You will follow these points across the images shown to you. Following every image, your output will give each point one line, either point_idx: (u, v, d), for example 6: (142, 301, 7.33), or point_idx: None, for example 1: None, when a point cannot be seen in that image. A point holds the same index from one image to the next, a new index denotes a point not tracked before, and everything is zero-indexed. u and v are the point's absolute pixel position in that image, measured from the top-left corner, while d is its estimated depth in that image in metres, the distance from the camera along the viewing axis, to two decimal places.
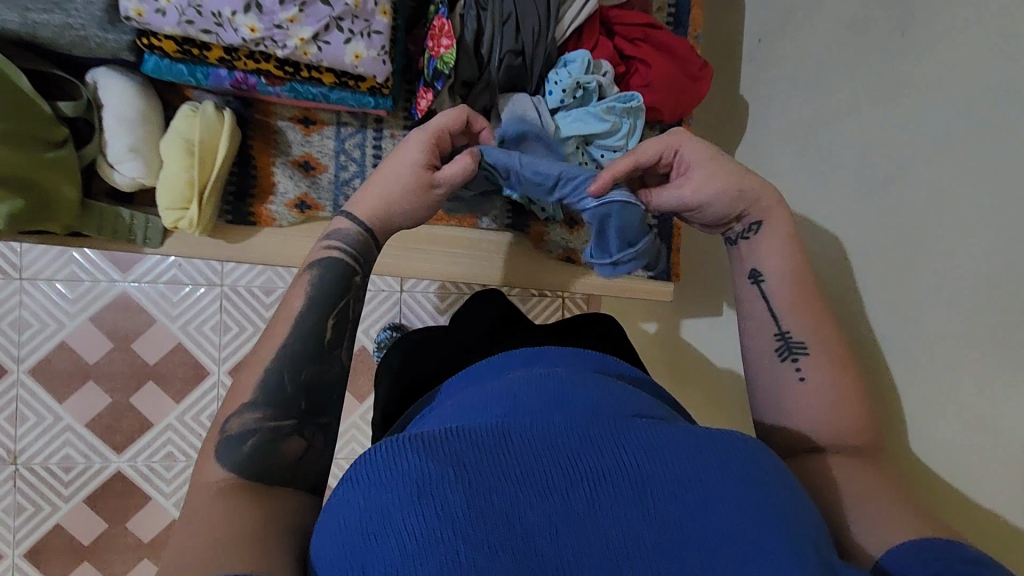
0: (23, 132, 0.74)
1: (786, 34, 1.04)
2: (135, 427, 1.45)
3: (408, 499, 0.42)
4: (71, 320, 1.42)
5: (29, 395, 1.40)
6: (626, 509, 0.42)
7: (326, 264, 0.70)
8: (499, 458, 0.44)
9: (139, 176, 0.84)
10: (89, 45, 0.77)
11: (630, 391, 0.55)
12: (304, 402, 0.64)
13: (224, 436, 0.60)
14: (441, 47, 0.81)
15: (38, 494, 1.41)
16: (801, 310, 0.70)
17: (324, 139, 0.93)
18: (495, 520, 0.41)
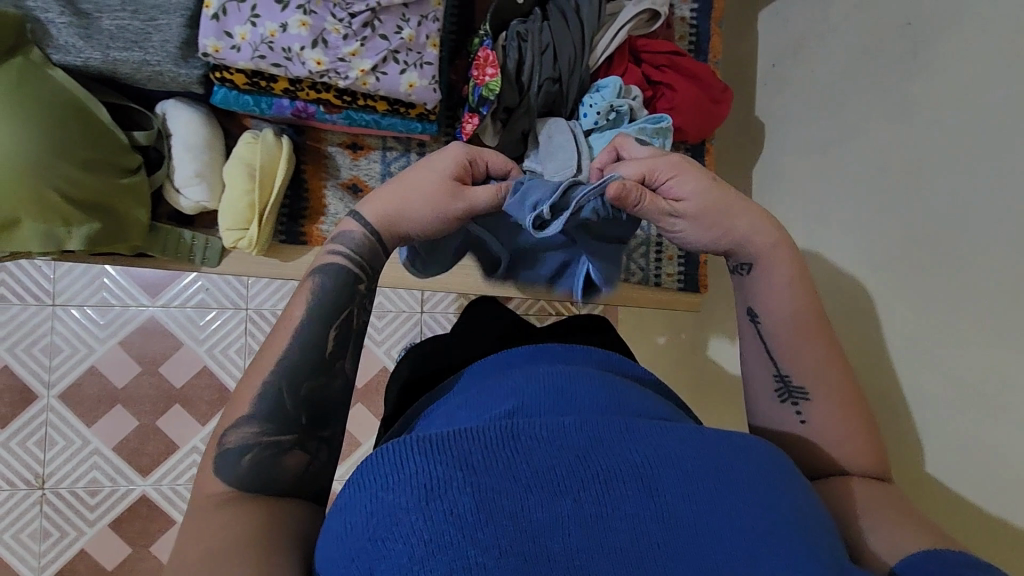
0: (101, 159, 0.81)
1: (798, 60, 1.11)
2: (160, 450, 1.36)
3: (415, 502, 0.40)
4: (101, 345, 1.35)
5: (59, 420, 1.32)
6: (637, 509, 0.41)
7: (327, 270, 0.64)
8: (508, 459, 0.42)
9: (203, 199, 0.89)
10: (164, 79, 0.84)
11: (633, 392, 0.56)
12: (305, 416, 0.58)
13: (222, 448, 0.55)
14: (486, 76, 0.87)
15: (62, 518, 1.31)
16: (799, 346, 0.64)
17: (371, 163, 0.99)
18: (503, 523, 0.39)
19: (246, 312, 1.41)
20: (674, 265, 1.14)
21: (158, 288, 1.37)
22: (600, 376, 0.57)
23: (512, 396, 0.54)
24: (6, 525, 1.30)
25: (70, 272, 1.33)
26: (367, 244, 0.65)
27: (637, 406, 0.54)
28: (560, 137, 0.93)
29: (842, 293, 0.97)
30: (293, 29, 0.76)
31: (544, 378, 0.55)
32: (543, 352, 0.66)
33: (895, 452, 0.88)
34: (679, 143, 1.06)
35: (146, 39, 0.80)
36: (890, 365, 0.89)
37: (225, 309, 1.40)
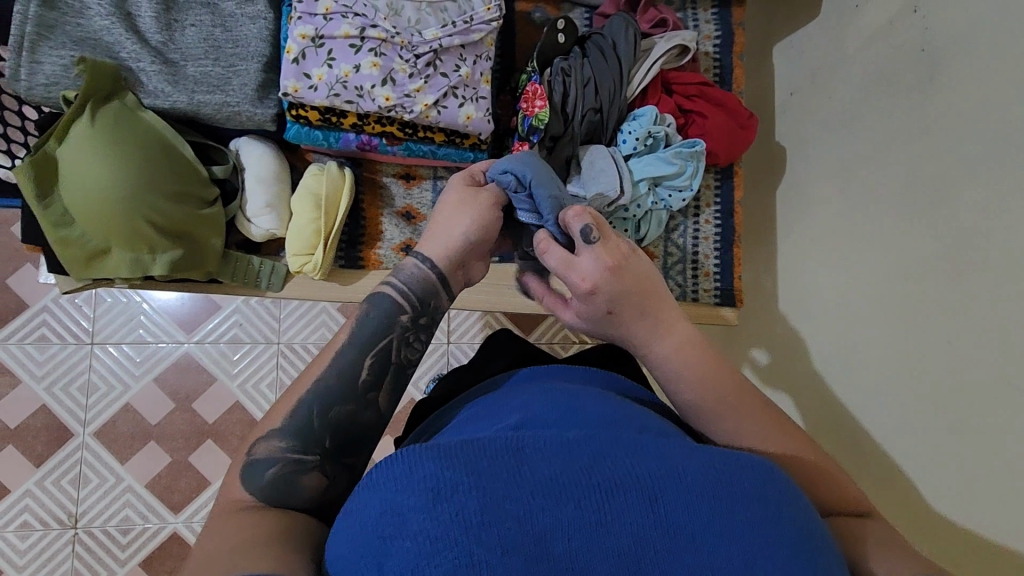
0: (183, 191, 0.87)
1: (816, 89, 1.18)
2: (191, 487, 1.38)
3: (422, 503, 0.41)
4: (136, 382, 1.39)
5: (94, 457, 1.36)
6: (636, 518, 0.42)
7: (379, 303, 0.66)
8: (513, 467, 0.43)
9: (273, 228, 0.95)
10: (240, 118, 0.91)
11: (639, 414, 0.59)
12: (329, 440, 0.60)
13: (251, 459, 0.58)
14: (534, 108, 0.95)
15: (93, 558, 1.33)
16: (720, 406, 0.66)
17: (423, 191, 1.05)
18: (508, 525, 0.40)
19: (278, 345, 1.45)
20: (711, 282, 1.15)
21: (192, 324, 1.42)
22: (607, 402, 0.60)
23: (517, 412, 0.58)
24: (40, 565, 1.32)
25: (111, 312, 1.39)
26: (429, 278, 0.68)
27: (637, 422, 0.57)
28: (601, 162, 0.99)
29: (875, 304, 1.01)
30: (365, 70, 0.83)
31: (548, 400, 0.60)
32: (546, 371, 0.73)
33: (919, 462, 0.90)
34: (709, 166, 1.12)
35: (228, 83, 0.89)
36: (921, 371, 0.91)
37: (257, 343, 1.44)
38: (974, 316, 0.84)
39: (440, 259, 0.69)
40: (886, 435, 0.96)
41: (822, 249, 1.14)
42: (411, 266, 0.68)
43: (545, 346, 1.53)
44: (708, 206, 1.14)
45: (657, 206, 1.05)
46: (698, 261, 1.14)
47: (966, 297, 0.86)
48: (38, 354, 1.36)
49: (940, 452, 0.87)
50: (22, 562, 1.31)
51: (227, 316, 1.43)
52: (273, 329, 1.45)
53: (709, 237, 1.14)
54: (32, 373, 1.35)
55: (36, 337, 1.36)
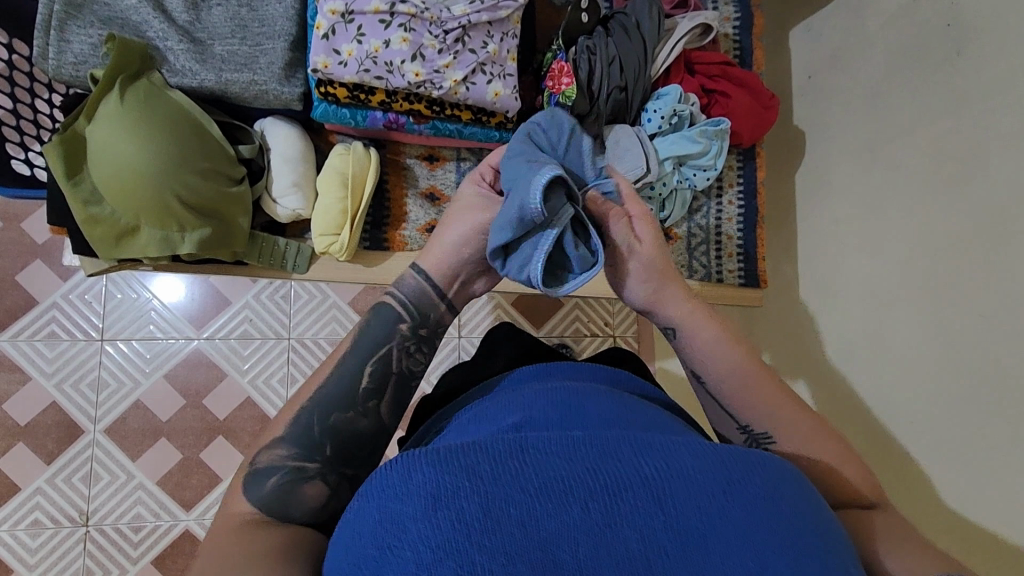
0: (212, 169, 0.87)
1: (836, 71, 1.18)
2: (203, 483, 1.37)
3: (421, 511, 0.41)
4: (146, 378, 1.38)
5: (104, 454, 1.34)
6: (648, 520, 0.41)
7: (379, 312, 0.68)
8: (514, 470, 0.43)
9: (299, 207, 0.95)
10: (268, 97, 0.90)
11: (649, 411, 0.59)
12: (330, 447, 0.60)
13: (253, 469, 0.59)
14: (562, 84, 0.95)
15: (104, 556, 1.31)
16: (739, 393, 0.66)
17: (446, 172, 1.05)
18: (510, 532, 0.40)
19: (289, 340, 1.44)
20: (734, 263, 1.15)
21: (202, 320, 1.41)
22: (616, 398, 0.59)
23: (519, 410, 0.57)
24: (50, 564, 1.30)
25: (121, 308, 1.38)
26: (426, 293, 0.69)
27: (643, 420, 0.56)
28: (627, 141, 1.00)
29: (899, 283, 1.00)
30: (395, 45, 0.83)
31: (553, 397, 0.58)
32: (546, 369, 0.70)
33: (945, 444, 0.90)
34: (731, 148, 1.12)
35: (255, 61, 0.88)
36: (949, 349, 0.90)
37: (267, 339, 1.43)
38: (1003, 292, 0.84)
39: (436, 274, 0.69)
40: (910, 419, 0.95)
41: (839, 235, 1.14)
42: (410, 275, 0.69)
43: (557, 339, 1.51)
44: (731, 186, 1.13)
45: (681, 184, 1.06)
46: (720, 244, 1.14)
47: (994, 275, 0.86)
48: (47, 351, 1.35)
49: (964, 434, 0.87)
50: (32, 561, 1.30)
51: (238, 311, 1.42)
52: (283, 324, 1.44)
53: (732, 218, 1.14)
54: (42, 370, 1.34)
55: (45, 333, 1.35)
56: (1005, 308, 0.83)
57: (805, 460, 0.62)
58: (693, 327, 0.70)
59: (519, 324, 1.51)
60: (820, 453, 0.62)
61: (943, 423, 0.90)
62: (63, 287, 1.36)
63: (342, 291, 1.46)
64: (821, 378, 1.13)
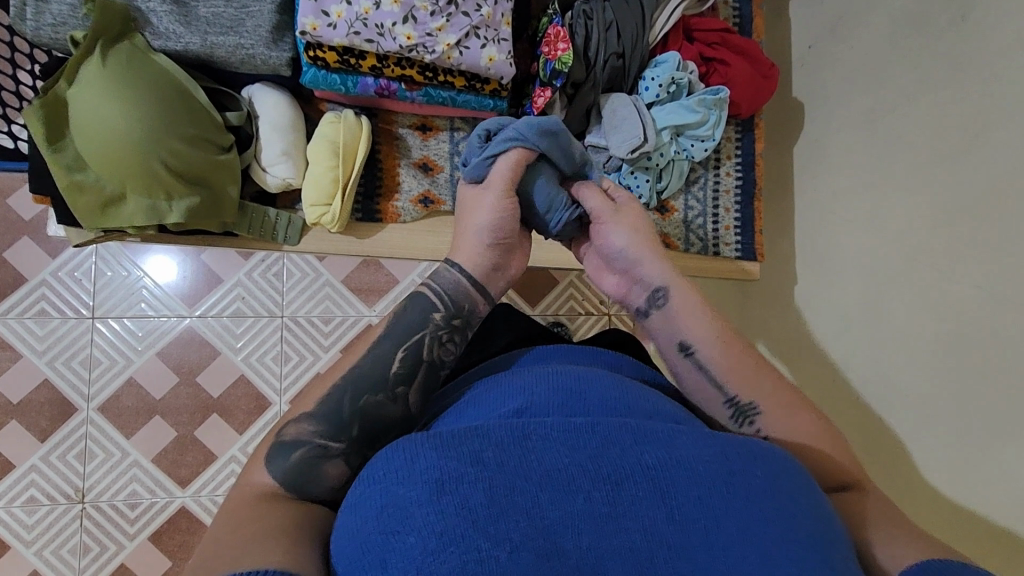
0: (199, 136, 0.84)
1: (836, 41, 1.16)
2: (199, 461, 1.37)
3: (427, 497, 0.44)
4: (139, 356, 1.36)
5: (99, 432, 1.34)
6: (649, 510, 0.45)
7: (413, 301, 0.67)
8: (519, 459, 0.47)
9: (289, 176, 0.93)
10: (255, 62, 0.88)
11: (650, 393, 0.61)
12: (356, 429, 0.60)
13: (279, 441, 0.59)
14: (557, 51, 0.91)
15: (102, 532, 1.32)
16: (730, 367, 0.66)
17: (440, 142, 1.03)
18: (515, 519, 0.44)
19: (282, 319, 1.43)
20: (731, 235, 1.13)
21: (194, 298, 1.40)
22: (619, 381, 0.61)
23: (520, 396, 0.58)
24: (48, 541, 1.30)
25: (112, 286, 1.36)
26: (461, 284, 0.68)
27: (648, 407, 0.58)
28: (623, 110, 0.98)
29: (899, 255, 0.99)
30: (386, 7, 0.81)
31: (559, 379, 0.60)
32: (549, 353, 0.70)
33: (943, 415, 0.90)
34: (730, 118, 1.11)
35: (240, 24, 0.85)
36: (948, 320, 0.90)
37: (261, 317, 1.42)
38: (1004, 260, 0.83)
39: (470, 264, 0.69)
40: (907, 392, 0.95)
41: (836, 209, 1.14)
42: (443, 271, 0.69)
43: (552, 317, 1.51)
44: (729, 158, 1.12)
45: (679, 155, 1.04)
46: (718, 218, 1.12)
47: (994, 245, 0.85)
48: (38, 329, 1.33)
49: (960, 407, 0.87)
50: (30, 537, 1.30)
51: (230, 288, 1.41)
52: (276, 301, 1.43)
53: (730, 189, 1.12)
54: (33, 348, 1.33)
55: (35, 311, 1.33)
56: (999, 278, 0.84)
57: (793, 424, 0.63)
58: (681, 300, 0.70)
59: (513, 302, 1.50)
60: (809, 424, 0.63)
61: (938, 397, 0.91)
62: (51, 264, 1.34)
63: (335, 268, 1.45)
64: (817, 352, 1.13)
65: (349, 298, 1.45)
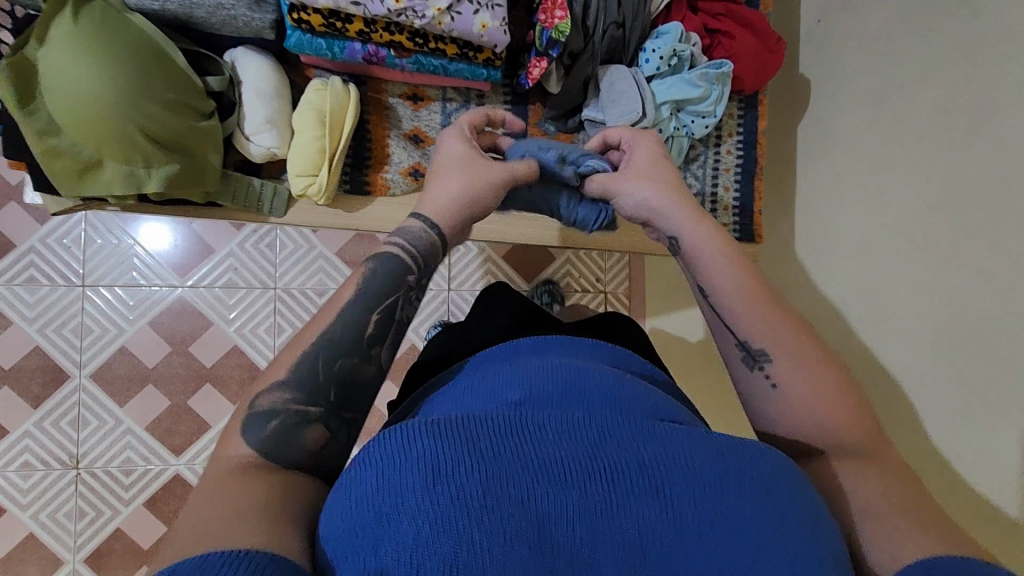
0: (179, 101, 0.81)
1: (845, 14, 1.12)
2: (193, 430, 1.37)
3: (420, 483, 0.42)
4: (131, 325, 1.35)
5: (91, 399, 1.33)
6: (644, 509, 0.43)
7: (386, 259, 0.66)
8: (515, 448, 0.44)
9: (274, 145, 0.89)
10: (237, 24, 0.84)
11: (650, 392, 0.60)
12: (334, 393, 0.59)
13: (252, 411, 0.56)
14: (554, 18, 0.87)
15: (97, 497, 1.32)
16: (745, 310, 0.65)
17: (431, 113, 0.99)
18: (510, 510, 0.42)
19: (275, 291, 1.41)
20: (730, 216, 1.10)
21: (186, 268, 1.37)
22: (614, 372, 0.59)
23: (518, 386, 0.56)
24: (43, 505, 1.31)
25: (102, 254, 1.34)
26: (431, 243, 0.69)
27: (649, 398, 0.56)
28: (622, 83, 0.95)
29: (901, 240, 0.97)
30: None
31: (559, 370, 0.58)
32: (547, 345, 0.70)
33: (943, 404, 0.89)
34: (732, 94, 1.07)
35: None
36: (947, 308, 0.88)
37: (253, 288, 1.40)
38: (1005, 248, 0.81)
39: (441, 222, 0.70)
40: (907, 378, 0.94)
41: (839, 191, 1.11)
42: (411, 224, 0.70)
43: None
44: (730, 135, 1.08)
45: (679, 131, 1.00)
46: (716, 197, 1.09)
47: (996, 233, 0.83)
48: (28, 296, 1.31)
49: (960, 395, 0.86)
50: (25, 501, 1.30)
51: (223, 258, 1.39)
52: (269, 272, 1.41)
53: (730, 168, 1.09)
54: (24, 315, 1.31)
55: (24, 279, 1.31)
56: (1001, 266, 0.82)
57: (795, 382, 0.61)
58: (695, 237, 0.70)
59: (510, 279, 1.48)
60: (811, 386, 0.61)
61: (938, 384, 0.90)
62: (39, 230, 1.31)
63: (329, 241, 1.42)
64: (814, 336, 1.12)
65: (342, 269, 1.43)
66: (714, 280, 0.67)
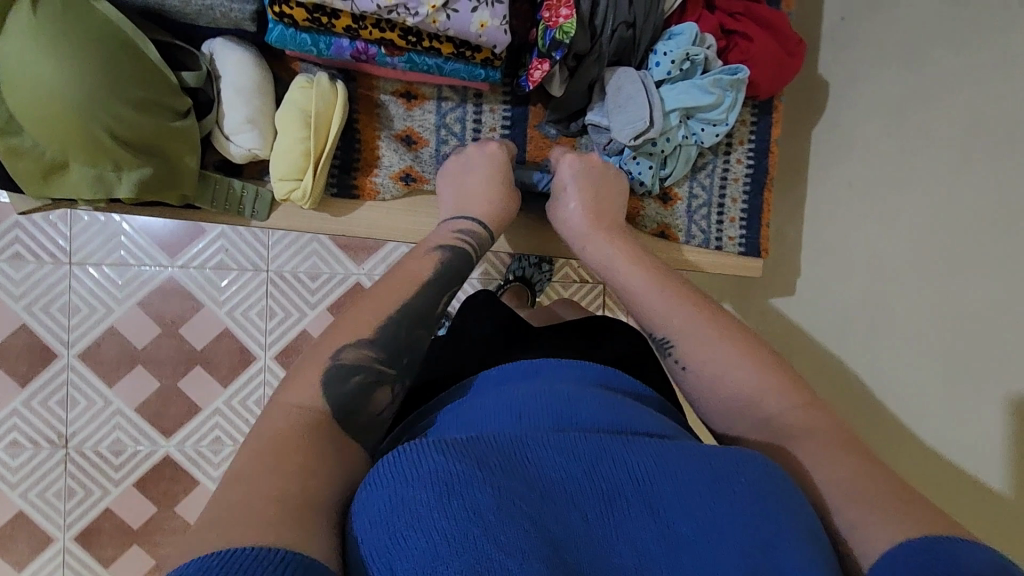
0: (150, 100, 0.75)
1: (873, 14, 1.06)
2: (183, 412, 1.44)
3: (438, 498, 0.48)
4: (119, 305, 1.41)
5: (79, 378, 1.40)
6: (626, 518, 0.52)
7: (456, 251, 0.82)
8: (518, 468, 0.53)
9: (255, 146, 0.84)
10: (214, 14, 0.77)
11: (635, 410, 0.66)
12: (404, 358, 0.72)
13: (338, 362, 0.67)
14: (559, 17, 0.80)
15: (86, 477, 1.40)
16: (647, 305, 0.82)
17: (425, 113, 0.93)
18: (518, 522, 0.49)
19: (268, 274, 1.47)
20: (736, 229, 1.05)
21: (174, 248, 1.42)
22: (601, 396, 0.65)
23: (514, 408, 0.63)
24: (32, 484, 1.38)
25: (87, 232, 1.37)
26: (484, 243, 0.86)
27: (631, 421, 0.63)
28: (629, 87, 0.89)
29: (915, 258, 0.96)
30: None
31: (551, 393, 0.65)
32: (534, 368, 0.74)
33: None
34: (746, 99, 1.00)
35: None
36: None
37: (245, 271, 1.45)
38: None
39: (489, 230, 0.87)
40: None
41: None
42: (466, 227, 0.85)
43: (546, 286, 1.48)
44: (741, 143, 1.02)
45: (687, 140, 0.94)
46: (724, 207, 1.03)
47: None
48: (14, 274, 1.36)
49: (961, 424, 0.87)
50: (15, 479, 1.38)
51: (212, 240, 1.43)
52: (262, 255, 1.46)
53: (739, 178, 1.03)
54: (11, 292, 1.36)
55: (10, 255, 1.35)
56: None
57: (694, 359, 0.76)
58: (597, 246, 0.88)
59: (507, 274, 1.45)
60: (709, 361, 0.75)
61: None
62: None
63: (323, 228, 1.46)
64: None
65: (336, 255, 1.48)
66: (624, 278, 0.85)
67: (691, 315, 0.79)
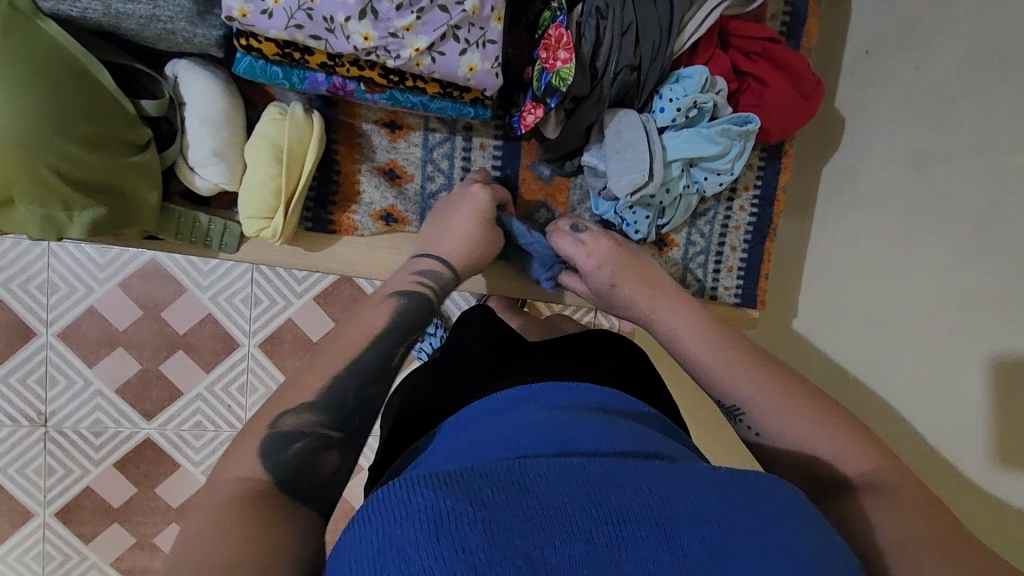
0: (99, 135, 0.68)
1: (898, 51, 0.95)
2: (165, 396, 1.14)
3: (425, 539, 0.38)
4: (102, 286, 1.08)
5: (60, 357, 1.09)
6: (651, 554, 0.40)
7: (413, 291, 0.68)
8: (517, 496, 0.41)
9: (222, 182, 0.78)
10: (176, 39, 0.69)
11: (640, 431, 0.53)
12: (358, 417, 0.57)
13: (277, 429, 0.53)
14: (557, 61, 0.74)
15: (68, 456, 1.12)
16: (717, 368, 0.70)
17: (410, 145, 0.87)
18: (517, 564, 0.38)
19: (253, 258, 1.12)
20: (733, 278, 1.00)
21: None
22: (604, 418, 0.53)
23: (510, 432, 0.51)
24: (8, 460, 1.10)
25: None
26: (445, 281, 0.73)
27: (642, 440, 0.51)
28: (630, 133, 0.82)
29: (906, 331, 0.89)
30: None
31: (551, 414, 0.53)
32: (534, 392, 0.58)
33: None
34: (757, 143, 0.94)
35: None
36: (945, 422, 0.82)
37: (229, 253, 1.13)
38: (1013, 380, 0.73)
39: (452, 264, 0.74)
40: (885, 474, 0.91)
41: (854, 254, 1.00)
42: (427, 263, 0.72)
43: None
44: (746, 189, 0.96)
45: (688, 190, 0.89)
46: (721, 257, 0.98)
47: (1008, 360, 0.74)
48: None
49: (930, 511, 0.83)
50: None
51: None
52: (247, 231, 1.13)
53: (741, 227, 0.98)
54: None
55: None
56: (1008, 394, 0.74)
57: (775, 428, 0.65)
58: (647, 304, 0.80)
59: None
60: (792, 434, 0.64)
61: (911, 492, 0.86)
62: None
63: None
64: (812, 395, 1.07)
65: None
66: (679, 332, 0.76)
67: (761, 375, 0.68)
